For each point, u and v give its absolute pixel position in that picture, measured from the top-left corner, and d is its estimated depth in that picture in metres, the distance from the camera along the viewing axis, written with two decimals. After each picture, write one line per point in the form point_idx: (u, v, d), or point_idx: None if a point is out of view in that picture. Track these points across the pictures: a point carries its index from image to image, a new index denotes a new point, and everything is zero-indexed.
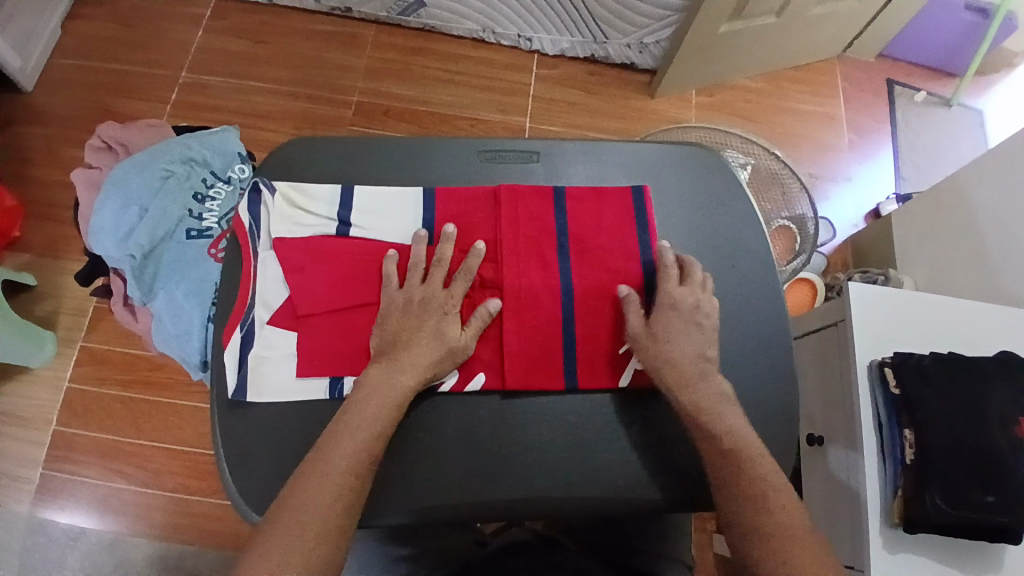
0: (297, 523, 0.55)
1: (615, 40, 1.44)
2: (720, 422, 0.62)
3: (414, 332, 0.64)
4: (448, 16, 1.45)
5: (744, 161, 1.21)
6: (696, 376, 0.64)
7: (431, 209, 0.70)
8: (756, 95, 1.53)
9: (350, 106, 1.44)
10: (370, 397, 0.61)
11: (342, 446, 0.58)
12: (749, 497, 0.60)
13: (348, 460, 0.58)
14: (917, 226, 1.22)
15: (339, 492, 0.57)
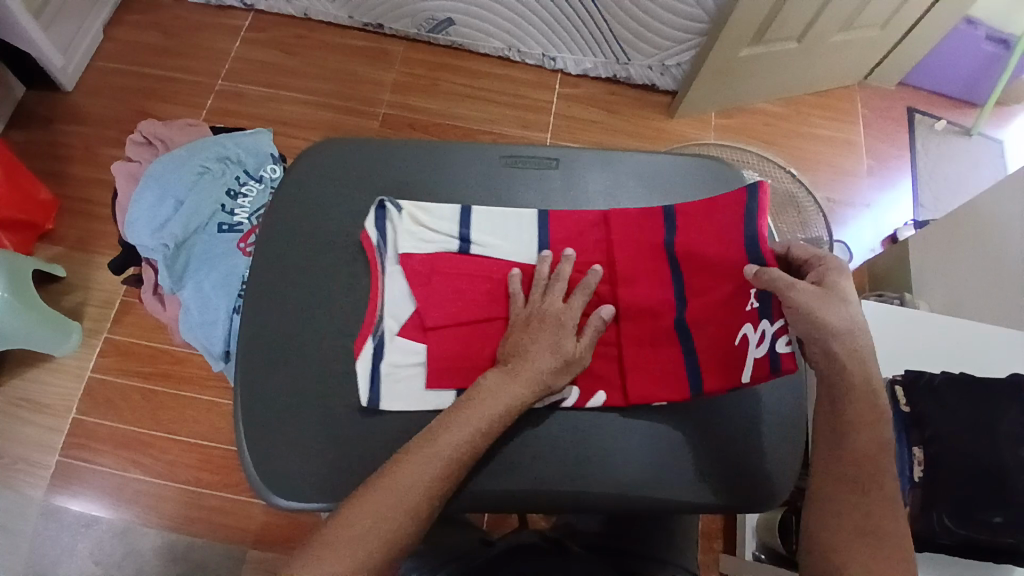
0: (395, 499, 0.55)
1: (637, 62, 1.48)
2: (868, 423, 0.58)
3: (531, 343, 0.65)
4: (475, 35, 1.50)
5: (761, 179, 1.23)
6: (852, 356, 0.60)
7: (545, 231, 0.73)
8: (774, 118, 1.55)
9: (377, 117, 1.48)
10: (487, 397, 0.61)
11: (447, 439, 0.58)
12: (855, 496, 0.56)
13: (452, 452, 0.58)
14: (933, 252, 1.22)
15: (437, 480, 0.57)
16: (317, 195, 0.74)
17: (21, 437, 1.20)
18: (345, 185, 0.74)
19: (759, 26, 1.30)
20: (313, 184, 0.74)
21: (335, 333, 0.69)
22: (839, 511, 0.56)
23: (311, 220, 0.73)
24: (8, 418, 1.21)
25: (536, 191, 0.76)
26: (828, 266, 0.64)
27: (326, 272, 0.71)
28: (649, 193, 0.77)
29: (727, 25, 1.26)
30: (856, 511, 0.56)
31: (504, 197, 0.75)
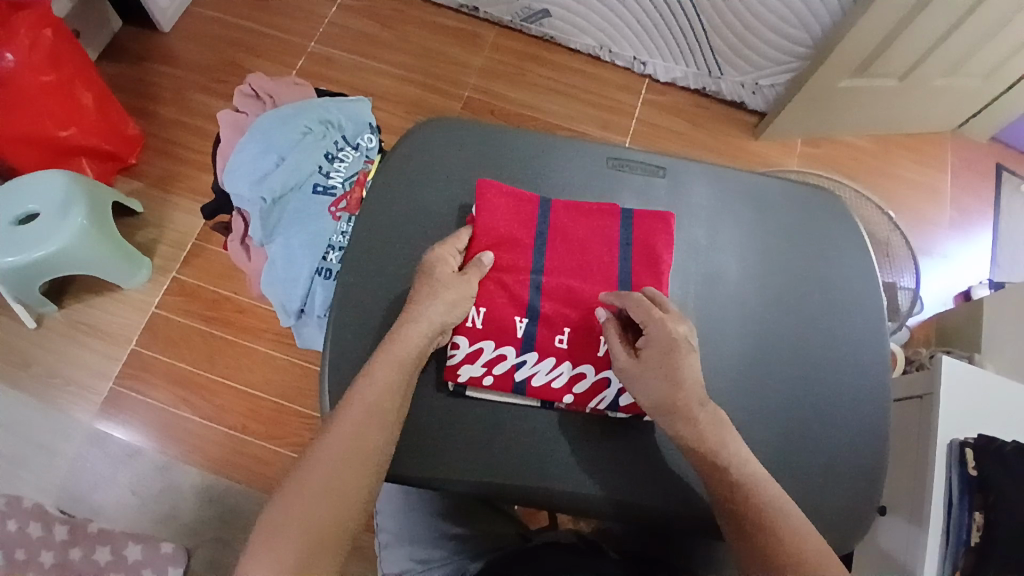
0: (332, 460, 0.58)
1: (729, 77, 1.45)
2: (728, 461, 0.60)
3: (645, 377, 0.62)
4: (569, 29, 1.49)
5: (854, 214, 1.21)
6: (698, 410, 0.62)
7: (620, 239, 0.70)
8: (860, 155, 1.51)
9: (459, 99, 1.49)
10: (391, 354, 0.62)
11: (365, 397, 0.60)
12: (753, 525, 0.58)
13: (365, 410, 0.60)
14: (1007, 314, 1.19)
15: (356, 439, 0.59)
16: (423, 171, 0.74)
17: (80, 361, 1.24)
18: (452, 164, 0.75)
19: (864, 59, 1.26)
20: (421, 157, 0.75)
21: None
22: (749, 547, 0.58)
23: (414, 196, 0.73)
24: (72, 341, 1.25)
25: (641, 196, 0.75)
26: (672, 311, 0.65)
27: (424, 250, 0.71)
28: (757, 213, 0.76)
29: (833, 53, 1.23)
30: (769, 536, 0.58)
31: (606, 198, 0.75)
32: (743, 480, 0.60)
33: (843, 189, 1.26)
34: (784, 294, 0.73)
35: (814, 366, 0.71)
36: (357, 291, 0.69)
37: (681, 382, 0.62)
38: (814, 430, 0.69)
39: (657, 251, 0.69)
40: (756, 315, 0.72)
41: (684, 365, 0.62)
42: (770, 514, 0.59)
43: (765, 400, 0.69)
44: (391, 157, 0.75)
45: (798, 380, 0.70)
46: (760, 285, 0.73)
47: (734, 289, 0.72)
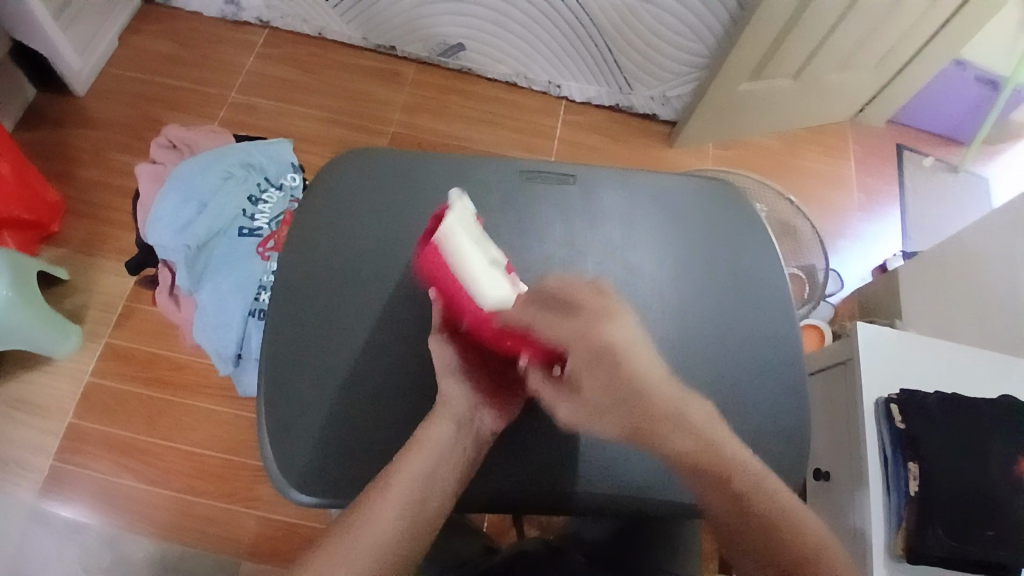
0: (378, 517, 0.57)
1: (639, 92, 1.54)
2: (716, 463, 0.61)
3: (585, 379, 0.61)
4: (485, 60, 1.55)
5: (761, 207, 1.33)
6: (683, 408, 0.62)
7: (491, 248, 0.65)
8: (769, 153, 1.61)
9: (384, 135, 1.52)
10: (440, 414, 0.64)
11: (433, 444, 0.61)
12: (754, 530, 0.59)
13: (435, 447, 0.61)
14: (922, 279, 1.29)
15: (422, 487, 0.59)
16: (344, 198, 0.76)
17: (16, 439, 1.18)
18: (372, 189, 0.77)
19: (760, 61, 1.36)
20: (341, 185, 0.77)
21: (355, 333, 0.70)
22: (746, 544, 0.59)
23: (338, 222, 0.75)
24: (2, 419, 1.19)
25: (555, 205, 0.79)
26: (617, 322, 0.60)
27: (353, 275, 0.73)
28: (664, 210, 0.80)
29: (726, 62, 1.33)
30: (768, 533, 0.58)
31: (522, 210, 0.78)
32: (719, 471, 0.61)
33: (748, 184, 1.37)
34: (702, 282, 0.77)
35: (737, 345, 0.75)
36: (286, 321, 0.71)
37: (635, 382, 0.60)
38: (742, 410, 0.72)
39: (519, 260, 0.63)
40: (682, 304, 0.76)
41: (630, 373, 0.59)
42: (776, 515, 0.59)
43: (695, 378, 0.73)
44: (313, 190, 0.77)
45: (727, 360, 0.74)
46: (673, 274, 0.77)
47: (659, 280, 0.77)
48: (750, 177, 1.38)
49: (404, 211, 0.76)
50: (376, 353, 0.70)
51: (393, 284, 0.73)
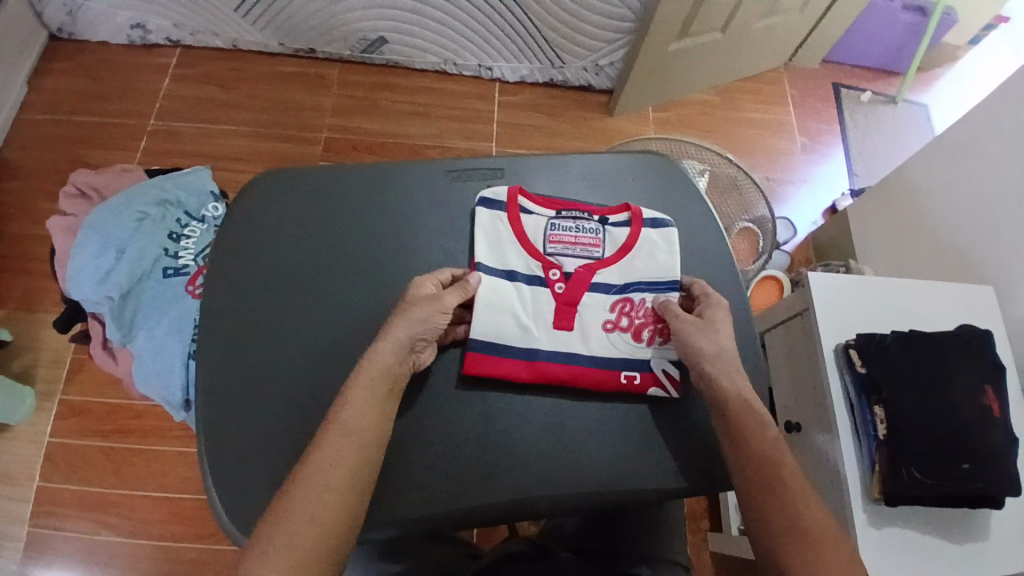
0: (319, 482, 0.56)
1: (571, 65, 1.51)
2: (753, 446, 0.63)
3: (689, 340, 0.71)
4: (410, 51, 1.50)
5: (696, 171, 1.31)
6: (742, 408, 0.66)
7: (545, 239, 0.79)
8: (709, 109, 1.60)
9: (319, 142, 1.47)
10: (365, 373, 0.63)
11: (359, 397, 0.61)
12: (771, 506, 0.60)
13: (366, 401, 0.61)
14: (874, 216, 1.31)
15: (359, 442, 0.59)
16: (273, 222, 0.77)
17: None
18: (299, 210, 0.78)
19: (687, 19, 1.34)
20: (264, 211, 0.78)
21: (303, 360, 0.71)
22: (759, 516, 0.60)
23: (270, 250, 0.76)
24: None
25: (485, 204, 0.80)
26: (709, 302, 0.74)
27: (294, 305, 0.73)
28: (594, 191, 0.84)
29: (653, 24, 1.31)
30: (787, 509, 0.59)
31: None
32: (759, 455, 0.63)
33: (688, 148, 1.35)
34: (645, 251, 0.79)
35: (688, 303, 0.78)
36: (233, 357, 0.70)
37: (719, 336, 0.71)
38: None
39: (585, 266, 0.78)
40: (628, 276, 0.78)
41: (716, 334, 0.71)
42: (789, 500, 0.60)
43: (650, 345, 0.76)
44: (238, 219, 0.77)
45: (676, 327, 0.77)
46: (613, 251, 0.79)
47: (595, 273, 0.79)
48: (686, 138, 1.38)
49: (335, 230, 0.77)
50: (328, 376, 0.70)
51: (335, 303, 0.73)
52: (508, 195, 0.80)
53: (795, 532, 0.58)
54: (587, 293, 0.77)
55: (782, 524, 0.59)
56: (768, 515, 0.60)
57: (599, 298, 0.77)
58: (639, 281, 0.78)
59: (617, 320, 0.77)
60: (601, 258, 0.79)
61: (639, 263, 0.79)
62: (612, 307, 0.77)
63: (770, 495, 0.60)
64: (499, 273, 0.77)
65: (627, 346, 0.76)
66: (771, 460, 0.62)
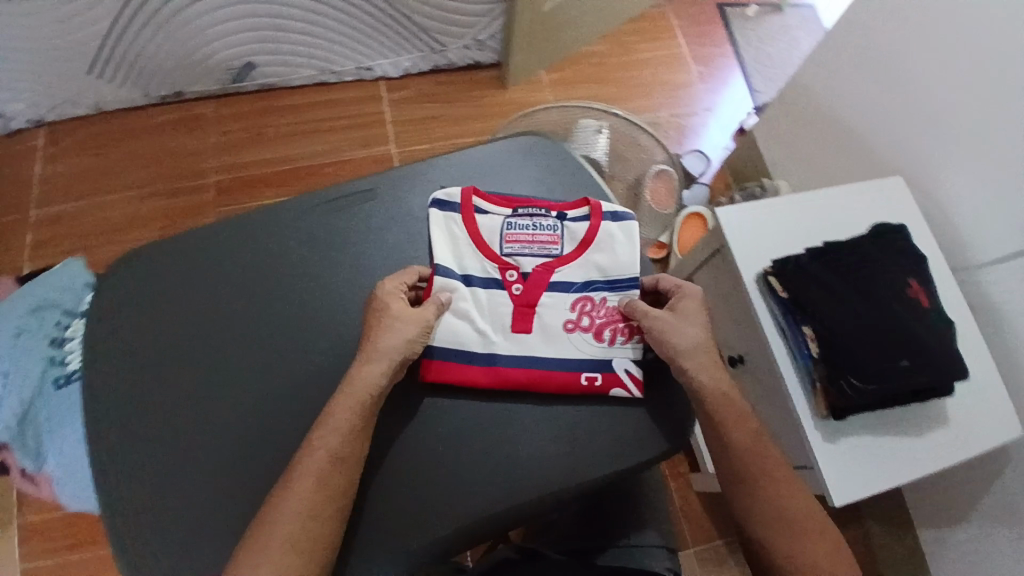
0: (299, 495, 0.62)
1: (451, 46, 1.46)
2: (738, 442, 0.70)
3: (660, 333, 0.74)
4: (283, 69, 1.43)
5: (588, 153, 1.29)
6: (722, 401, 0.71)
7: (502, 240, 0.81)
8: (602, 58, 1.57)
9: (210, 188, 1.40)
10: (349, 393, 0.68)
11: (339, 419, 0.66)
12: (758, 504, 0.67)
13: (348, 420, 0.67)
14: (781, 130, 1.32)
15: (339, 457, 0.65)
16: (157, 300, 0.77)
17: None
18: (182, 280, 0.78)
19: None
20: (145, 288, 0.77)
21: (218, 435, 0.71)
22: (752, 510, 0.68)
23: (161, 329, 0.76)
24: None
25: (370, 234, 0.82)
26: (685, 294, 0.77)
27: (194, 380, 0.73)
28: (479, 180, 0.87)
29: None
30: (776, 503, 0.67)
31: None
32: (743, 452, 0.69)
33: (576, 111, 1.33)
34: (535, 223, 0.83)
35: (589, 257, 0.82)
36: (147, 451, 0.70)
37: (690, 332, 0.74)
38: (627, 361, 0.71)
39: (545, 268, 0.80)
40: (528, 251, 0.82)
41: (689, 331, 0.74)
42: (778, 497, 0.67)
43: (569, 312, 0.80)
44: (122, 303, 0.76)
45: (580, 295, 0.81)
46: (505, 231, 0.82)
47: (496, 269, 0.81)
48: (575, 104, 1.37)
49: (222, 292, 0.77)
50: (245, 444, 0.71)
51: (238, 369, 0.74)
52: (463, 196, 0.82)
53: (789, 526, 0.66)
54: (545, 293, 0.80)
55: (772, 520, 0.66)
56: (759, 512, 0.67)
57: (557, 296, 0.80)
58: (597, 281, 0.81)
59: (576, 319, 0.79)
60: (559, 255, 0.81)
61: (598, 262, 0.81)
62: (573, 307, 0.79)
63: (756, 492, 0.68)
64: (457, 276, 0.79)
65: (590, 346, 0.78)
66: (754, 456, 0.69)
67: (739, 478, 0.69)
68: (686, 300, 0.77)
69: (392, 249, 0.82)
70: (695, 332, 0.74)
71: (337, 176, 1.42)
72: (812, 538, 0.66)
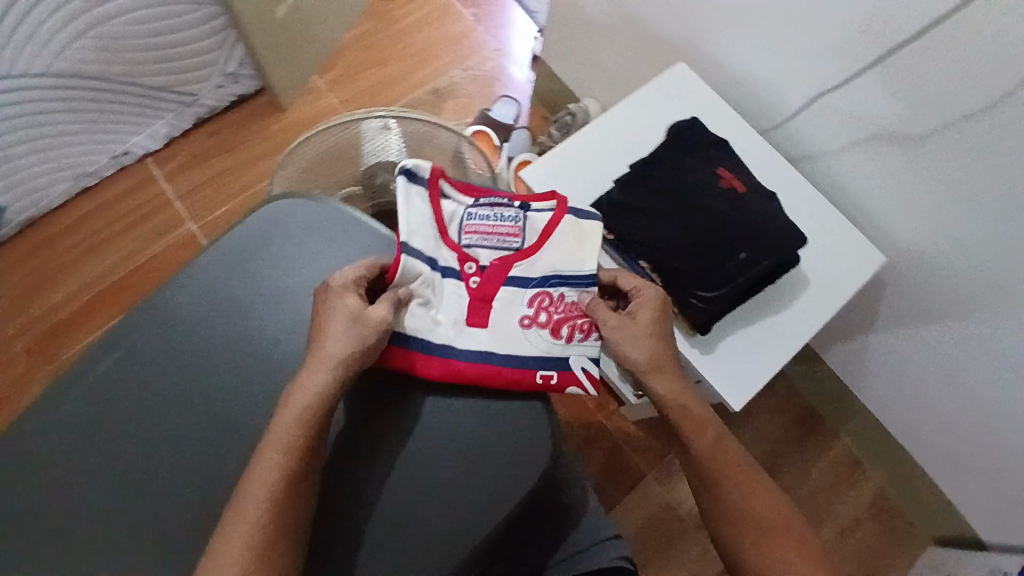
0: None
1: (203, 90, 1.30)
2: (700, 450, 0.71)
3: (622, 342, 0.72)
4: (31, 196, 1.23)
5: (386, 181, 1.12)
6: (683, 411, 0.72)
7: (461, 229, 0.76)
8: (370, 38, 1.44)
9: (13, 357, 1.21)
10: (269, 446, 0.61)
11: (255, 485, 0.59)
12: (723, 507, 0.69)
13: (269, 486, 0.59)
14: (568, 50, 1.27)
15: (261, 528, 0.58)
16: None
17: None
18: None
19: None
20: None
21: None
22: (720, 515, 0.69)
23: None
24: None
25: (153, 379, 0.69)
26: (643, 294, 0.74)
27: None
28: (240, 276, 0.73)
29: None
30: (742, 502, 0.68)
31: None
32: (705, 458, 0.70)
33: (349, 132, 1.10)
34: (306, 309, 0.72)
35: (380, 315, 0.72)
36: None
37: (651, 336, 0.72)
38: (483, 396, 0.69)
39: (505, 263, 0.76)
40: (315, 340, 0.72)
41: (652, 334, 0.72)
42: (739, 496, 0.68)
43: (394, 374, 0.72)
44: None
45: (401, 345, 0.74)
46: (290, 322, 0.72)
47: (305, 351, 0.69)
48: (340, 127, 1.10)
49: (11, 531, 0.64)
50: None
51: None
52: (432, 173, 0.75)
53: (754, 525, 0.67)
54: (503, 287, 0.76)
55: (738, 523, 0.68)
56: (725, 514, 0.68)
57: (512, 289, 0.76)
58: (560, 271, 0.77)
59: (534, 314, 0.75)
60: (520, 249, 0.77)
61: (562, 254, 0.77)
62: (529, 303, 0.76)
63: (724, 496, 0.69)
64: (428, 262, 0.73)
65: (546, 343, 0.75)
66: (716, 459, 0.70)
67: (704, 479, 0.70)
68: (654, 299, 0.74)
69: (186, 390, 0.69)
70: (650, 334, 0.72)
71: (151, 278, 1.26)
72: (775, 531, 0.67)
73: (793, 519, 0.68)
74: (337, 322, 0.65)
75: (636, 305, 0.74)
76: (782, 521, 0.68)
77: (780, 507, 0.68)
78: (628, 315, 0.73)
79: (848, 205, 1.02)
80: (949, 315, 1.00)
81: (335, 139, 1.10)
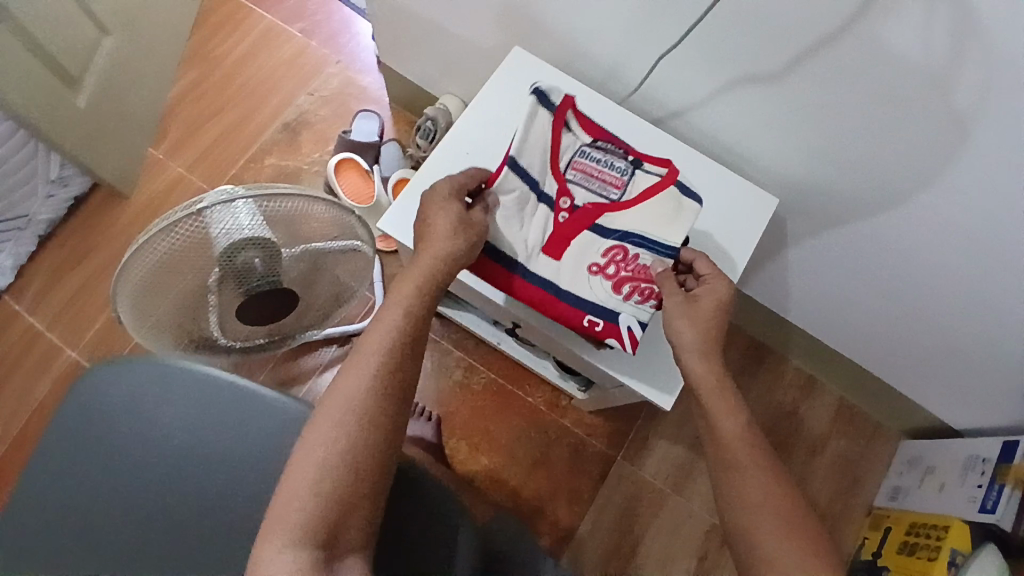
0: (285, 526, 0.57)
1: (35, 206, 1.18)
2: (724, 427, 0.69)
3: (674, 314, 0.74)
4: None
5: (250, 258, 0.79)
6: (717, 383, 0.71)
7: (554, 172, 0.81)
8: (200, 90, 1.34)
9: None
10: (342, 398, 0.63)
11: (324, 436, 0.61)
12: (736, 490, 0.65)
13: (347, 427, 0.61)
14: (403, 49, 1.20)
15: (329, 486, 0.59)
16: None
17: None
18: None
19: (55, 67, 1.06)
20: None
21: None
22: (731, 497, 0.66)
23: None
24: None
25: None
26: (715, 283, 0.75)
27: None
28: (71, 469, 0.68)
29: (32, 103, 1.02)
30: (758, 484, 0.65)
31: None
32: (724, 438, 0.68)
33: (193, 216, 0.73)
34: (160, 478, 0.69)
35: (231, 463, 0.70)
36: None
37: (711, 314, 0.73)
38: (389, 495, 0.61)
39: (595, 211, 0.80)
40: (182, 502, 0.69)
41: (711, 318, 0.73)
42: (753, 483, 0.65)
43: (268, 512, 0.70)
44: None
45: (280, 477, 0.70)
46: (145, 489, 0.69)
47: (205, 468, 0.70)
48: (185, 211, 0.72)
49: None
50: None
51: None
52: (564, 101, 0.83)
53: (770, 508, 0.64)
54: (585, 231, 0.80)
55: (750, 510, 0.64)
56: (738, 500, 0.65)
57: (590, 237, 0.80)
58: (639, 234, 0.79)
59: (604, 266, 0.79)
60: (616, 201, 0.81)
61: (646, 220, 0.80)
62: (605, 253, 0.80)
63: (739, 482, 0.66)
64: (526, 180, 0.79)
65: (604, 292, 0.79)
66: (731, 442, 0.68)
67: (724, 457, 0.68)
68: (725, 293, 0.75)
69: None
70: (710, 314, 0.73)
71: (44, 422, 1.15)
72: (784, 519, 0.63)
73: (802, 515, 0.64)
74: (443, 223, 0.72)
75: (705, 288, 0.75)
76: (792, 512, 0.64)
77: (793, 499, 0.65)
78: (691, 296, 0.75)
79: (721, 148, 0.97)
80: (844, 231, 0.97)
81: (164, 254, 0.75)
